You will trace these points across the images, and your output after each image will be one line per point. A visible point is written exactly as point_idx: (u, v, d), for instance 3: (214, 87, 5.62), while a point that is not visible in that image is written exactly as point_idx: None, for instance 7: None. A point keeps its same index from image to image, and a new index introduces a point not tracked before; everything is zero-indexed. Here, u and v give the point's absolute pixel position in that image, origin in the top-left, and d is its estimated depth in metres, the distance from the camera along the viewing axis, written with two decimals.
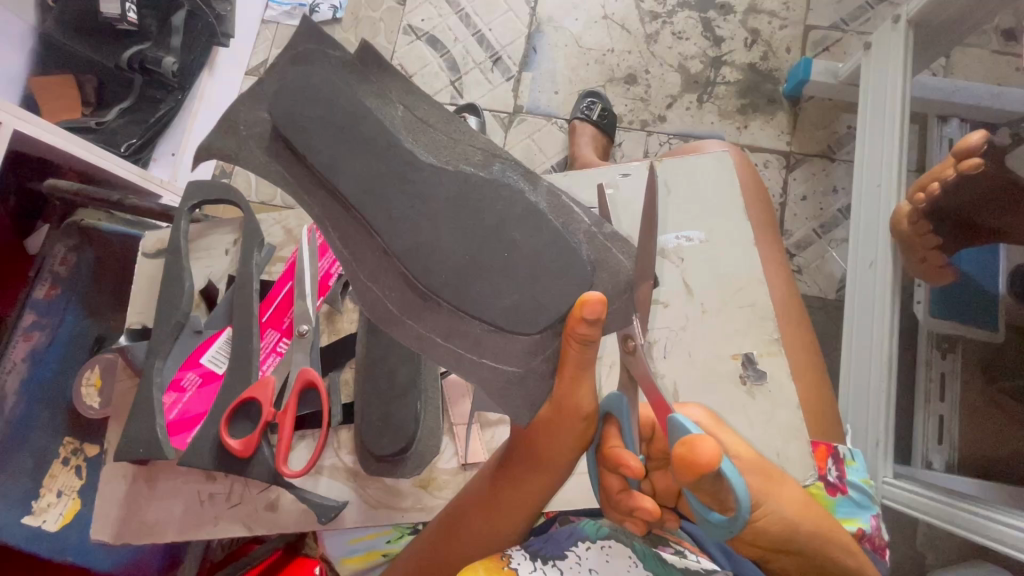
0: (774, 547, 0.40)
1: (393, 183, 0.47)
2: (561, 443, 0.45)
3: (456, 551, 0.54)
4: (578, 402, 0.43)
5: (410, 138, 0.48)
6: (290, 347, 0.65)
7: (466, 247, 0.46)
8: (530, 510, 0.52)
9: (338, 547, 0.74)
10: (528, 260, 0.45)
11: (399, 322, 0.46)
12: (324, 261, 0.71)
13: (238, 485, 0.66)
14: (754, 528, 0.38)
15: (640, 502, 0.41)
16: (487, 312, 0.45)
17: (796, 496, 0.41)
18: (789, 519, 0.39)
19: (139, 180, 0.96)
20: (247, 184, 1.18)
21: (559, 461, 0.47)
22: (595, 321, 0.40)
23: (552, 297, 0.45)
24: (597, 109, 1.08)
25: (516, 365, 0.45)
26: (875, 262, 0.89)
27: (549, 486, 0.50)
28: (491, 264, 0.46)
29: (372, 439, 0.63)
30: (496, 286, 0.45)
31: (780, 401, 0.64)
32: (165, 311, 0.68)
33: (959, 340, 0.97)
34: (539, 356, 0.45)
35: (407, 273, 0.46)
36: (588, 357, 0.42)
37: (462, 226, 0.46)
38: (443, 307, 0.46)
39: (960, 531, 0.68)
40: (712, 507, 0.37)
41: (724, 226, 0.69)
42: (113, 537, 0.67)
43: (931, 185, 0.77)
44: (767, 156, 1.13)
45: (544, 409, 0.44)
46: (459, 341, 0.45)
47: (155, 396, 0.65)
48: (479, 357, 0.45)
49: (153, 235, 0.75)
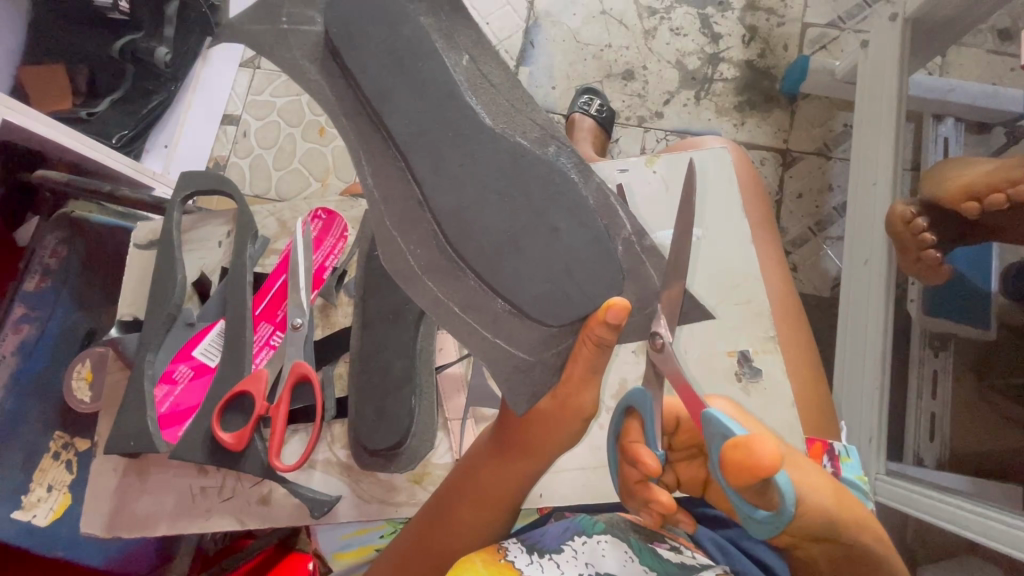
0: (812, 538, 0.41)
1: (422, 161, 0.47)
2: (555, 426, 0.46)
3: (442, 535, 0.53)
4: (581, 402, 0.45)
5: (477, 108, 0.48)
6: (283, 340, 0.65)
7: (504, 226, 0.47)
8: (514, 497, 0.52)
9: (331, 542, 0.73)
10: (564, 252, 0.47)
11: (417, 281, 0.47)
12: (318, 254, 0.69)
13: (230, 479, 0.65)
14: (797, 521, 0.38)
15: (654, 494, 0.40)
16: (511, 292, 0.46)
17: (831, 486, 0.41)
18: (829, 509, 0.39)
19: (134, 175, 0.95)
20: (240, 176, 1.16)
21: (549, 450, 0.48)
22: (616, 327, 0.41)
23: (577, 293, 0.46)
24: (595, 104, 1.07)
25: (528, 352, 0.47)
26: (870, 260, 0.89)
27: (533, 473, 0.51)
28: (528, 249, 0.47)
29: (365, 434, 0.62)
30: (517, 269, 0.47)
31: (773, 396, 0.64)
32: (156, 304, 0.67)
33: (951, 338, 0.98)
34: (551, 348, 0.46)
35: (438, 237, 0.47)
36: (599, 361, 0.43)
37: (498, 206, 0.47)
38: (469, 278, 0.47)
39: (956, 529, 0.67)
40: (756, 503, 0.37)
41: (722, 223, 0.69)
42: (104, 531, 0.66)
43: (968, 205, 0.75)
44: (763, 154, 1.13)
45: (545, 398, 0.46)
46: (474, 314, 0.47)
47: (146, 387, 0.63)
48: (493, 335, 0.46)
49: (143, 226, 0.74)
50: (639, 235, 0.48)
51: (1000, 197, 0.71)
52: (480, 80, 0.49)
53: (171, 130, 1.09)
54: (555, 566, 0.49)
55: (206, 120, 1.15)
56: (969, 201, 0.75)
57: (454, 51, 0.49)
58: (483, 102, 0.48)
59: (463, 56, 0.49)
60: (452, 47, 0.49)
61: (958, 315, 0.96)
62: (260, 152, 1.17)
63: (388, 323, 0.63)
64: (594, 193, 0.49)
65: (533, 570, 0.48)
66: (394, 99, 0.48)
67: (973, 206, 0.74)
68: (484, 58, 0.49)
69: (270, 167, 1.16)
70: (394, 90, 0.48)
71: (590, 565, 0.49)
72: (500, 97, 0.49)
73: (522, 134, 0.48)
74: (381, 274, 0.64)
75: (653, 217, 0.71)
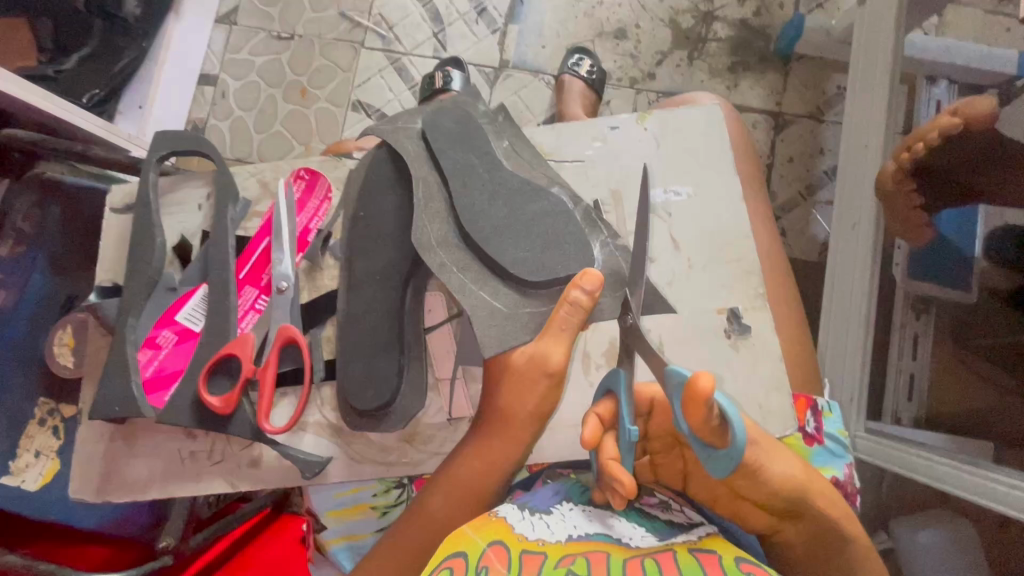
0: (780, 506, 0.43)
1: (455, 181, 0.58)
2: (525, 390, 0.55)
3: (429, 521, 0.57)
4: (549, 360, 0.53)
5: (499, 158, 0.60)
6: (268, 304, 0.64)
7: (503, 217, 0.57)
8: (488, 492, 0.56)
9: (324, 501, 0.70)
10: (547, 236, 0.56)
11: (431, 249, 0.58)
12: (301, 217, 0.68)
13: (220, 442, 0.65)
14: (761, 482, 0.41)
15: (616, 474, 0.41)
16: (501, 260, 0.56)
17: (798, 462, 0.44)
18: (794, 477, 0.43)
19: (109, 137, 0.93)
20: (219, 138, 1.12)
21: (520, 408, 0.55)
22: (591, 293, 0.49)
23: (557, 265, 0.55)
24: (586, 65, 1.03)
25: (505, 305, 0.56)
26: (858, 223, 0.89)
27: (506, 462, 0.56)
28: (522, 234, 0.56)
29: (353, 393, 0.61)
30: (508, 244, 0.56)
31: (761, 352, 0.65)
32: (136, 268, 0.65)
33: (933, 302, 1.00)
34: (525, 307, 0.56)
35: (449, 215, 0.59)
36: (572, 322, 0.51)
37: (502, 207, 0.57)
38: (463, 249, 0.58)
39: (940, 485, 0.69)
40: (711, 441, 0.36)
41: (714, 180, 0.68)
42: (95, 495, 0.66)
43: (915, 146, 0.75)
44: (756, 117, 1.11)
45: (518, 353, 0.55)
46: (469, 275, 0.57)
47: (129, 352, 0.62)
48: (482, 291, 0.56)
49: (120, 189, 0.72)
50: (614, 241, 0.57)
51: (934, 132, 0.73)
52: (512, 153, 0.62)
53: (144, 90, 1.04)
54: (545, 524, 0.50)
55: (185, 77, 1.10)
56: (904, 151, 0.76)
57: (499, 136, 0.63)
58: (506, 149, 0.62)
59: (504, 141, 0.63)
60: (497, 132, 0.63)
61: (937, 277, 0.99)
62: (240, 114, 1.12)
63: (376, 284, 0.62)
64: (583, 214, 0.58)
65: (523, 528, 0.48)
66: (435, 126, 0.62)
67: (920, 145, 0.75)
68: (519, 143, 0.64)
69: (250, 129, 1.12)
70: (439, 120, 0.62)
71: (576, 526, 0.49)
72: (523, 160, 0.63)
73: (526, 174, 0.60)
74: (368, 237, 0.63)
75: (644, 177, 0.70)
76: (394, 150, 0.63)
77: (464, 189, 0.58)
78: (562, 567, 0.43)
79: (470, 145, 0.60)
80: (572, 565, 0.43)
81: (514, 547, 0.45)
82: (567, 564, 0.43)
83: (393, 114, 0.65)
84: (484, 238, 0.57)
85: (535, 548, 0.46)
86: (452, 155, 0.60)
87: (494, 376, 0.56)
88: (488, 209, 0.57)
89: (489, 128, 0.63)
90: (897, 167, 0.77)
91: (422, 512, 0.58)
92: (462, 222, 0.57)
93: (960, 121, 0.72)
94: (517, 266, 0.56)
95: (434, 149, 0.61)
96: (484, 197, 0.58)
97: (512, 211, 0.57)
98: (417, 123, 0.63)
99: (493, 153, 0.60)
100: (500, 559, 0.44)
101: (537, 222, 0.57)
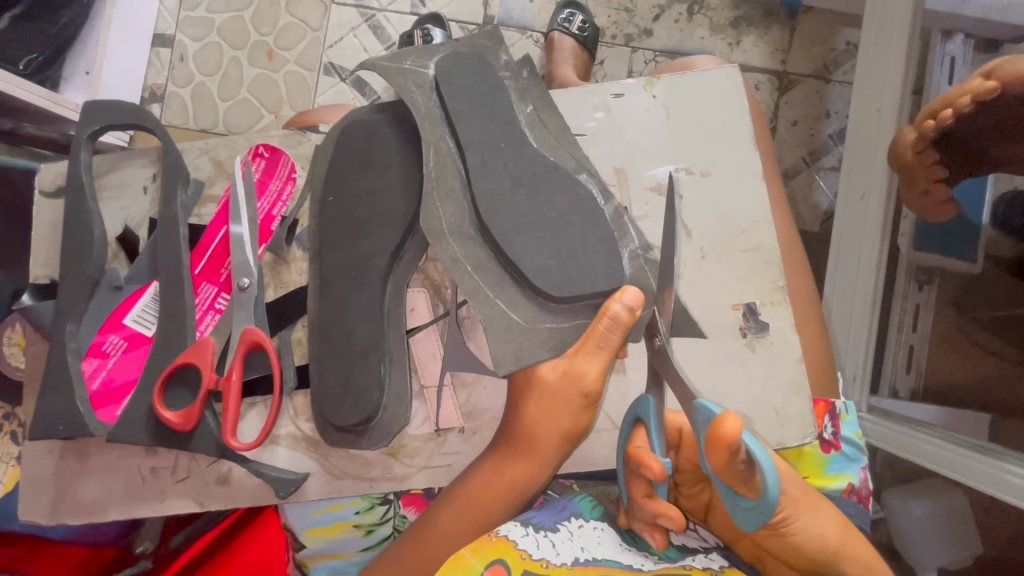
0: (805, 566, 0.41)
1: (472, 157, 0.50)
2: (557, 410, 0.48)
3: (424, 551, 0.52)
4: (586, 378, 0.47)
5: (524, 131, 0.51)
6: (229, 303, 0.57)
7: (525, 208, 0.49)
8: (499, 513, 0.51)
9: (300, 518, 0.64)
10: (558, 226, 0.49)
11: (443, 239, 0.50)
12: (262, 202, 0.60)
13: (184, 458, 0.59)
14: (785, 540, 0.39)
15: (663, 509, 0.41)
16: (522, 261, 0.48)
17: (836, 519, 0.41)
18: (824, 540, 0.40)
19: (54, 108, 0.81)
20: (182, 108, 0.99)
21: (549, 434, 0.49)
22: (632, 309, 0.45)
23: (582, 275, 0.48)
24: (577, 20, 0.92)
25: (524, 317, 0.49)
26: (866, 194, 0.82)
27: (527, 482, 0.50)
28: (540, 228, 0.49)
29: (332, 408, 0.55)
30: (529, 246, 0.48)
31: (781, 352, 0.60)
32: (72, 264, 0.57)
33: (936, 272, 0.86)
34: (544, 321, 0.49)
35: (467, 202, 0.51)
36: (610, 338, 0.46)
37: (525, 199, 0.49)
38: (482, 246, 0.50)
39: (975, 485, 0.64)
40: (740, 491, 0.37)
41: (729, 157, 0.62)
42: (48, 517, 0.60)
43: (942, 113, 0.65)
44: (758, 77, 1.01)
45: (548, 370, 0.48)
46: (485, 276, 0.50)
47: (71, 363, 0.56)
48: (494, 296, 0.49)
49: (50, 169, 0.63)
50: (644, 249, 0.49)
51: (964, 97, 0.63)
52: (537, 123, 0.52)
53: (91, 50, 0.90)
54: (552, 545, 0.45)
55: (137, 35, 0.97)
56: (927, 119, 0.67)
57: (522, 101, 0.52)
58: (530, 117, 0.52)
59: (528, 105, 0.52)
60: (520, 98, 0.53)
61: (946, 247, 0.84)
62: (202, 79, 0.99)
63: (348, 282, 0.55)
64: (612, 212, 0.50)
65: (527, 544, 0.44)
66: (450, 82, 0.51)
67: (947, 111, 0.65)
68: (546, 109, 0.53)
69: (214, 97, 0.99)
70: (457, 73, 0.52)
71: (585, 549, 0.45)
72: (551, 136, 0.52)
73: (554, 157, 0.51)
74: (337, 226, 0.56)
75: (647, 151, 0.63)
76: (364, 125, 0.55)
77: (484, 169, 0.50)
78: None
79: (491, 108, 0.51)
80: None
81: (516, 566, 0.42)
82: None
83: (400, 54, 0.54)
84: (499, 229, 0.49)
85: (539, 570, 0.42)
86: (470, 119, 0.51)
87: (520, 393, 0.49)
88: (511, 197, 0.49)
89: (513, 88, 0.53)
90: (919, 135, 0.68)
91: (419, 541, 0.53)
92: (479, 210, 0.49)
93: (995, 86, 0.60)
94: (512, 260, 0.49)
95: (448, 109, 0.51)
96: (501, 179, 0.50)
97: (530, 199, 0.49)
98: (430, 69, 0.52)
99: (516, 122, 0.51)
100: None
101: (565, 213, 0.49)
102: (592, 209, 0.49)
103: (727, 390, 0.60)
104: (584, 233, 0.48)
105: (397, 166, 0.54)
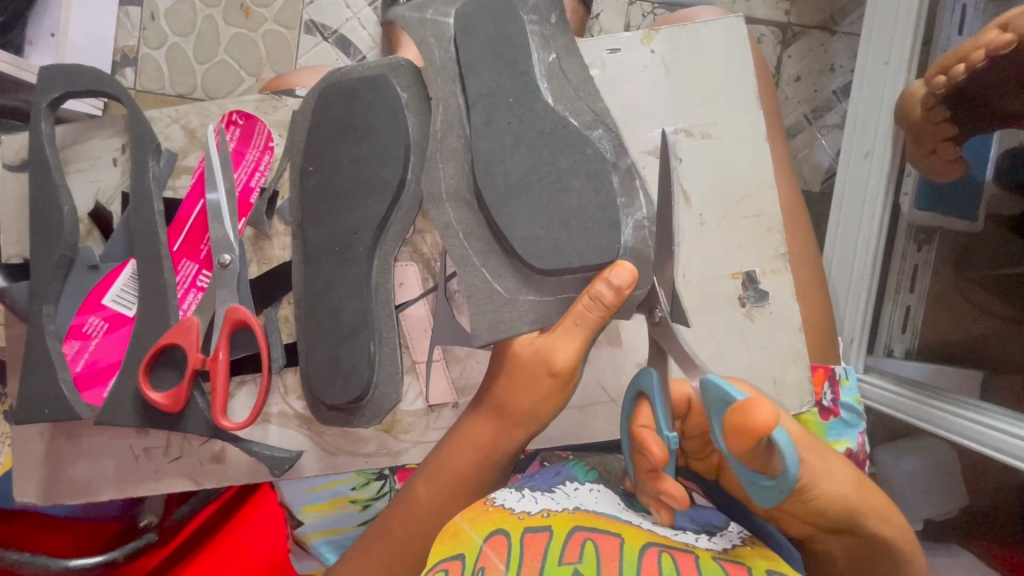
0: (827, 522, 0.40)
1: (478, 112, 0.48)
2: (525, 385, 0.47)
3: (407, 516, 0.51)
4: (557, 355, 0.45)
5: (541, 85, 0.47)
6: (210, 281, 0.55)
7: (523, 172, 0.46)
8: (480, 485, 0.50)
9: (296, 495, 0.64)
10: (553, 188, 0.46)
11: (442, 203, 0.49)
12: (238, 173, 0.58)
13: (176, 438, 0.59)
14: (806, 503, 0.38)
15: (667, 489, 0.41)
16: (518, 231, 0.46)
17: (851, 474, 0.40)
18: (845, 497, 0.38)
19: (15, 73, 0.75)
20: (156, 72, 0.93)
21: (515, 408, 0.48)
22: (619, 289, 0.43)
23: (567, 250, 0.46)
24: None
25: (507, 287, 0.48)
26: (871, 151, 0.79)
27: (491, 451, 0.50)
28: (537, 195, 0.46)
29: (321, 386, 0.54)
30: (525, 214, 0.46)
31: (780, 323, 0.59)
32: (44, 242, 0.55)
33: (936, 231, 0.83)
34: (525, 291, 0.48)
35: (468, 166, 0.49)
36: (592, 318, 0.44)
37: (526, 159, 0.47)
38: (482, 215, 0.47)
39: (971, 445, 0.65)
40: (758, 470, 0.35)
41: (732, 116, 0.59)
42: (41, 499, 0.60)
43: (955, 68, 0.62)
44: (761, 29, 0.96)
45: (525, 342, 0.47)
46: (478, 241, 0.49)
47: (52, 346, 0.54)
48: (482, 264, 0.48)
49: (11, 141, 0.60)
50: (650, 221, 0.46)
51: (979, 52, 0.59)
52: (556, 73, 0.48)
53: (54, 11, 0.82)
54: (550, 500, 0.45)
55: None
56: (938, 75, 0.64)
57: (544, 48, 0.48)
58: (553, 66, 0.48)
59: (551, 54, 0.48)
60: (543, 46, 0.48)
61: (946, 206, 0.81)
62: (176, 40, 0.93)
63: (336, 257, 0.53)
64: (621, 176, 0.46)
65: (523, 505, 0.44)
66: (469, 30, 0.48)
67: (960, 67, 0.61)
68: (570, 58, 0.48)
69: (190, 59, 0.93)
70: (476, 23, 0.48)
71: (582, 506, 0.45)
72: (570, 89, 0.48)
73: (569, 112, 0.47)
74: (321, 196, 0.53)
75: (646, 113, 0.59)
76: (345, 88, 0.52)
77: (489, 127, 0.48)
78: (568, 562, 0.38)
79: (508, 57, 0.48)
80: (580, 560, 0.38)
81: (516, 530, 0.40)
82: (573, 560, 0.38)
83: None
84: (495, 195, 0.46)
85: (538, 525, 0.41)
86: (481, 75, 0.48)
87: (497, 368, 0.49)
88: (510, 156, 0.47)
89: (538, 34, 0.48)
90: (928, 91, 0.66)
91: (401, 509, 0.52)
92: (477, 175, 0.47)
93: (1011, 37, 0.56)
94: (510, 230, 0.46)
95: (463, 62, 0.48)
96: (505, 139, 0.47)
97: (534, 160, 0.46)
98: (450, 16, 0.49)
99: (531, 75, 0.47)
100: (499, 551, 0.39)
101: (565, 173, 0.46)
102: (599, 172, 0.46)
103: (725, 358, 0.59)
104: (585, 199, 0.46)
105: (379, 131, 0.51)
